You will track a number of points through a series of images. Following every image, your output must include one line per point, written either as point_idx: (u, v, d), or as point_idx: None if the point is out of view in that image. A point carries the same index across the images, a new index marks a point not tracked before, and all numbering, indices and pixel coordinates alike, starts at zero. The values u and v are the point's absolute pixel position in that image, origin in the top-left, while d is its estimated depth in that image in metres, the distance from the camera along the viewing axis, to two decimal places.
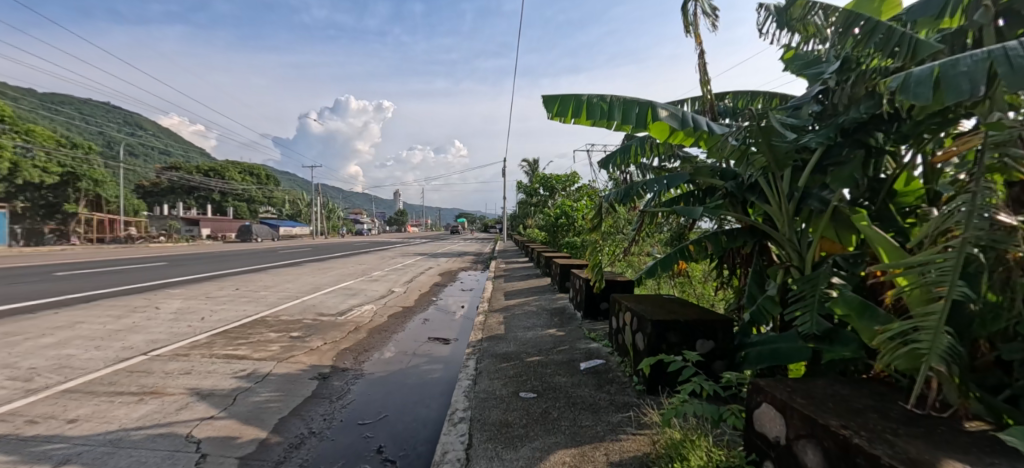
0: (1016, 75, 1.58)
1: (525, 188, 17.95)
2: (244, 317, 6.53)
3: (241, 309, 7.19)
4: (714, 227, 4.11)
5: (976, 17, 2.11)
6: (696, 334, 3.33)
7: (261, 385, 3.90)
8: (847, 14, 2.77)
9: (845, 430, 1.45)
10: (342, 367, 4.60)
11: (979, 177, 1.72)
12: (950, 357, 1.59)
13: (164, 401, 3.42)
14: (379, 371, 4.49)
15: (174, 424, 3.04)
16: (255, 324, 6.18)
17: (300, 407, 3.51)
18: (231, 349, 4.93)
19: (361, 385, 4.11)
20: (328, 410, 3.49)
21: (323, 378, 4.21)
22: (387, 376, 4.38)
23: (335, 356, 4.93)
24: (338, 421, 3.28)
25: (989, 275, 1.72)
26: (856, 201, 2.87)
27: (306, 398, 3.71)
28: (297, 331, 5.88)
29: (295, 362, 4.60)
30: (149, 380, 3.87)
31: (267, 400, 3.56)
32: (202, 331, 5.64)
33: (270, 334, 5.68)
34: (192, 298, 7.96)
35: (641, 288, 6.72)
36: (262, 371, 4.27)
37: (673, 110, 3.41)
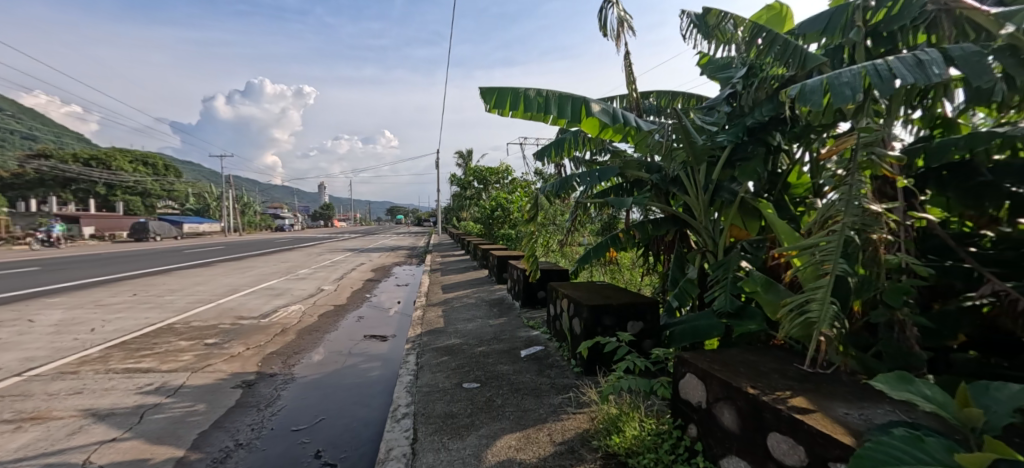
0: (885, 90, 1.88)
1: (460, 181, 17.89)
2: (146, 326, 5.96)
3: (141, 317, 6.54)
4: (641, 217, 4.44)
5: (852, 35, 2.48)
6: (628, 315, 3.61)
7: (173, 399, 3.64)
8: (753, 27, 3.10)
9: (754, 390, 1.69)
10: (269, 372, 4.39)
11: (854, 171, 2.05)
12: (832, 323, 1.90)
13: (50, 426, 3.10)
14: (312, 374, 4.36)
15: (67, 452, 2.77)
16: (161, 333, 5.67)
17: (224, 418, 3.34)
18: (132, 362, 4.52)
19: (292, 389, 3.96)
20: (256, 419, 3.35)
21: (248, 385, 4.01)
22: (322, 378, 4.26)
23: (261, 361, 4.69)
24: (270, 429, 3.17)
25: (862, 253, 2.06)
26: (759, 193, 3.26)
27: (230, 408, 3.52)
28: (213, 338, 5.49)
29: (212, 372, 4.33)
30: (29, 404, 3.46)
31: (184, 415, 3.35)
32: (94, 345, 5.09)
33: (181, 342, 5.26)
34: (77, 308, 7.09)
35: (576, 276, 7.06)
36: (172, 384, 3.97)
37: (605, 106, 3.63)
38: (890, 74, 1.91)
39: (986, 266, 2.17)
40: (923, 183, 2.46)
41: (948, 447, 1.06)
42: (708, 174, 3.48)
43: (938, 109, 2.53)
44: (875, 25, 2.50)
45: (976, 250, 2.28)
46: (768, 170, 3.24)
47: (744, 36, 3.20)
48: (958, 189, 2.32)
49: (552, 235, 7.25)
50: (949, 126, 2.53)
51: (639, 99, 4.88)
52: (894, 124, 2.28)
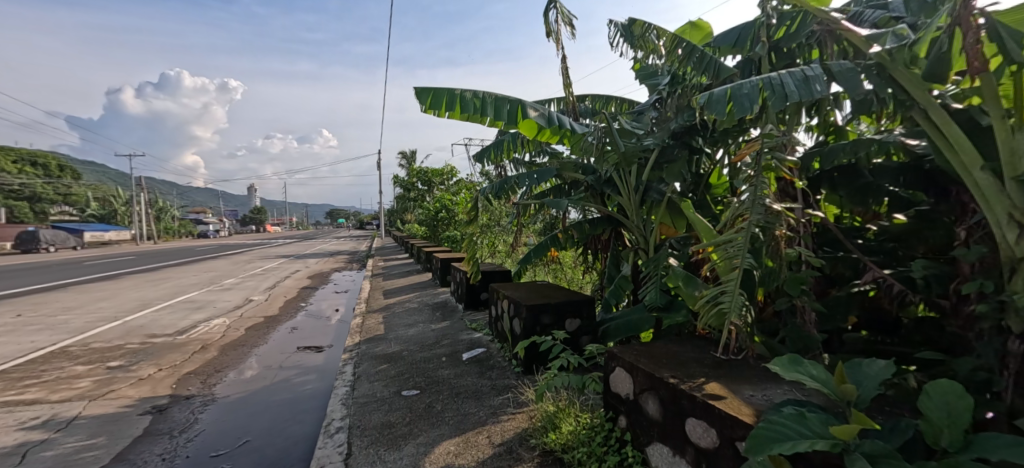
0: (778, 102, 2.06)
1: (403, 182, 17.47)
2: (33, 352, 5.28)
3: (27, 341, 5.79)
4: (579, 217, 4.57)
5: (758, 50, 2.73)
6: (566, 313, 3.71)
7: (66, 433, 3.26)
8: (673, 39, 3.31)
9: (674, 380, 1.80)
10: (185, 394, 4.05)
11: (759, 173, 2.24)
12: (742, 312, 2.07)
13: None
14: (235, 393, 4.07)
15: None
16: (52, 358, 5.05)
17: (128, 449, 3.04)
18: (14, 394, 3.99)
19: (212, 411, 3.68)
20: (168, 446, 3.07)
21: (159, 411, 3.67)
22: (247, 396, 3.99)
23: (175, 383, 4.32)
24: (184, 458, 2.92)
25: (767, 248, 2.25)
26: (685, 193, 3.48)
27: (136, 438, 3.21)
28: (117, 361, 4.97)
29: (116, 398, 3.92)
30: None
31: (79, 450, 3.00)
32: None
33: (77, 368, 4.71)
34: None
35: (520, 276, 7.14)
36: (64, 416, 3.55)
37: (541, 110, 3.70)
38: (782, 87, 2.10)
39: (869, 256, 2.46)
40: (819, 183, 2.75)
41: (825, 421, 1.18)
42: (638, 176, 3.65)
43: (831, 118, 2.84)
44: (777, 41, 2.76)
45: (862, 243, 2.58)
46: (692, 171, 3.47)
47: (667, 46, 3.41)
48: (848, 188, 2.61)
49: (495, 236, 7.29)
50: (839, 132, 2.88)
51: (576, 102, 5.02)
52: (793, 130, 2.52)
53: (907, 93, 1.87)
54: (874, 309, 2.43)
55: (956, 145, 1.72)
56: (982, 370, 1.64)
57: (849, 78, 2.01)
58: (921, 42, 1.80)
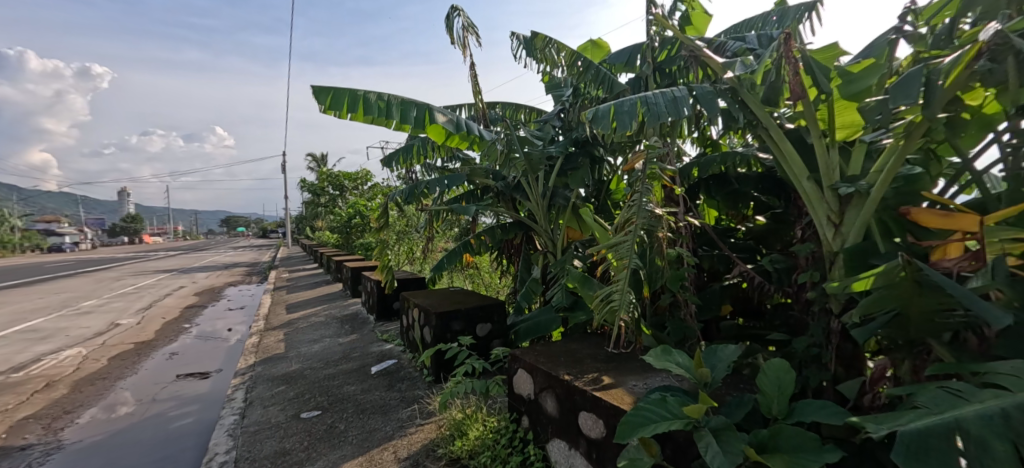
0: (654, 119, 2.29)
1: (310, 186, 16.37)
2: None
3: None
4: (492, 222, 4.63)
5: (645, 69, 3.01)
6: (476, 319, 3.74)
7: None
8: (572, 53, 3.51)
9: (569, 377, 1.90)
10: (22, 444, 3.41)
11: (643, 181, 2.44)
12: (629, 308, 2.24)
13: None
14: (91, 437, 3.51)
15: None
16: None
17: None
18: None
19: (58, 461, 3.14)
20: None
21: None
22: (107, 439, 3.47)
23: (8, 432, 3.62)
24: None
25: (651, 249, 2.46)
26: (588, 198, 3.71)
27: None
28: None
29: None
30: None
31: None
32: None
33: None
34: None
35: (436, 283, 7.03)
36: None
37: (449, 116, 3.65)
38: (656, 105, 2.33)
39: (737, 253, 2.81)
40: (697, 190, 3.08)
41: (681, 402, 1.34)
42: (545, 183, 3.80)
43: (708, 133, 3.22)
44: (660, 63, 3.06)
45: (732, 241, 2.92)
46: (593, 178, 3.70)
47: (567, 60, 3.59)
48: (721, 193, 2.96)
49: (411, 242, 7.10)
50: (714, 145, 3.26)
51: (486, 109, 5.08)
52: (673, 142, 2.80)
53: (756, 114, 2.17)
54: (742, 299, 2.77)
55: (789, 159, 2.05)
56: (814, 346, 1.95)
57: (708, 100, 2.29)
58: (760, 71, 2.12)
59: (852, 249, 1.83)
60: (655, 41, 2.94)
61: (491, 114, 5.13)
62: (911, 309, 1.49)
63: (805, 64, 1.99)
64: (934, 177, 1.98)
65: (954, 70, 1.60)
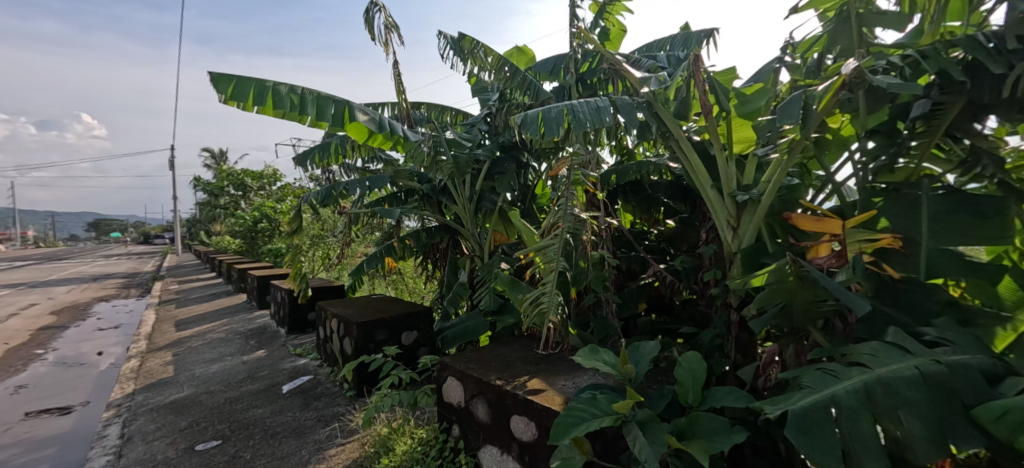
0: (578, 126, 2.40)
1: (206, 186, 14.74)
2: None
3: None
4: (416, 226, 4.52)
5: (569, 78, 3.13)
6: (400, 327, 3.63)
7: None
8: (499, 58, 3.55)
9: (500, 382, 1.93)
10: None
11: (569, 186, 2.54)
12: (557, 310, 2.32)
13: None
14: None
15: None
16: None
17: None
18: None
19: None
20: None
21: None
22: None
23: None
24: None
25: (575, 252, 2.57)
26: (514, 202, 3.79)
27: None
28: None
29: None
30: None
31: None
32: None
33: None
34: None
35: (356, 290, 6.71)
36: None
37: (370, 113, 3.50)
38: (581, 113, 2.44)
39: (651, 254, 3.03)
40: (616, 195, 3.27)
41: (609, 400, 1.42)
42: (472, 186, 3.80)
43: (625, 142, 3.44)
44: (582, 73, 3.21)
45: (647, 244, 3.15)
46: (519, 182, 3.78)
47: (493, 65, 3.63)
48: (637, 198, 3.18)
49: (327, 247, 6.70)
50: (630, 154, 3.49)
51: (410, 109, 4.95)
52: (595, 150, 2.95)
53: (667, 126, 2.37)
54: (656, 297, 3.00)
55: (696, 168, 2.27)
56: (718, 337, 2.17)
57: (628, 111, 2.45)
58: (673, 87, 2.33)
59: (748, 250, 2.07)
60: (578, 53, 3.08)
61: (415, 114, 5.01)
62: (796, 303, 1.72)
63: (710, 84, 2.24)
64: (808, 187, 2.31)
65: (826, 96, 1.88)
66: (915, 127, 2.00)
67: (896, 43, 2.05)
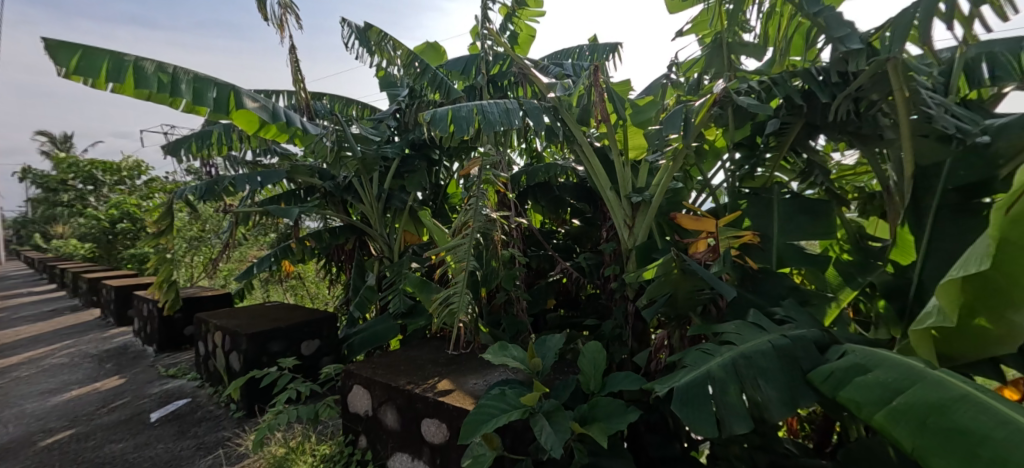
0: (486, 126, 2.44)
1: (42, 179, 12.28)
2: None
3: None
4: (318, 226, 4.24)
5: (480, 79, 3.17)
6: (299, 337, 3.38)
7: None
8: (409, 53, 3.47)
9: (410, 386, 1.90)
10: None
11: (480, 186, 2.56)
12: (468, 309, 2.34)
13: None
14: None
15: None
16: None
17: None
18: None
19: None
20: None
21: None
22: None
23: None
24: None
25: (486, 250, 2.61)
26: (425, 202, 3.75)
27: None
28: None
29: None
30: None
31: None
32: None
33: None
34: None
35: (247, 298, 6.10)
36: None
37: (259, 100, 3.19)
38: (490, 114, 2.49)
39: (559, 252, 3.19)
40: (526, 196, 3.39)
41: (518, 394, 1.48)
42: (380, 184, 3.67)
43: (535, 144, 3.58)
44: (494, 75, 3.26)
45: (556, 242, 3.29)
46: (430, 181, 3.75)
47: (403, 59, 3.54)
48: (546, 199, 3.33)
49: (210, 250, 5.99)
50: (539, 157, 3.65)
51: (310, 100, 4.62)
52: (506, 151, 3.02)
53: (572, 133, 2.53)
54: (563, 293, 3.17)
55: (596, 172, 2.46)
56: (617, 327, 2.37)
57: (535, 114, 2.55)
58: (576, 94, 2.47)
59: (641, 246, 2.28)
60: (488, 54, 3.13)
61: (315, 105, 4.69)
62: (679, 292, 1.94)
63: (608, 93, 2.41)
64: (692, 190, 2.62)
65: (701, 111, 2.16)
66: (769, 141, 2.37)
67: (755, 70, 2.41)
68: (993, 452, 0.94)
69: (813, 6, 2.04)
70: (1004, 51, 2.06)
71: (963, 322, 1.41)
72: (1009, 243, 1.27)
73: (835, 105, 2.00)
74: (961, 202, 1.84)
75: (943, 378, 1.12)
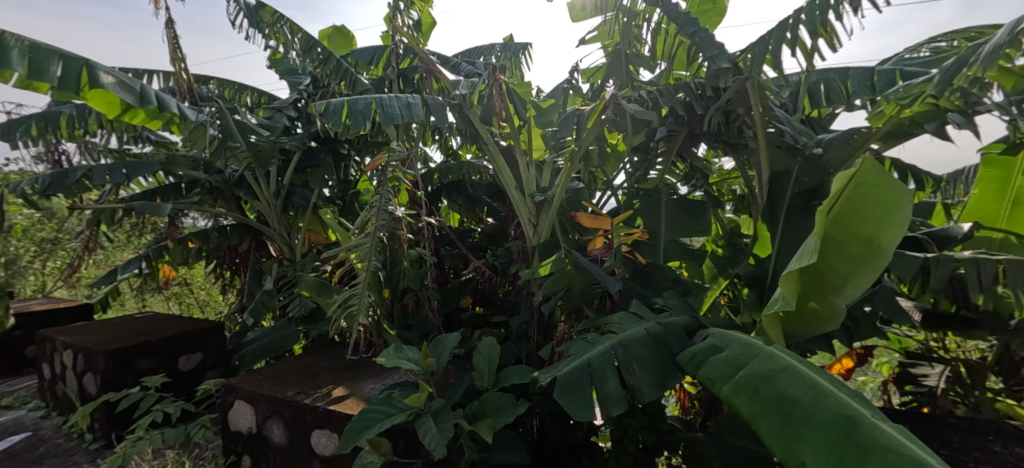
0: (385, 119, 2.35)
1: None
2: None
3: None
4: (205, 225, 3.80)
5: (389, 73, 3.06)
6: (176, 351, 3.00)
7: None
8: (309, 39, 3.23)
9: (298, 397, 1.78)
10: None
11: (384, 182, 2.46)
12: (368, 311, 2.24)
13: None
14: None
15: None
16: None
17: None
18: None
19: None
20: None
21: None
22: None
23: None
24: None
25: (390, 249, 2.53)
26: (331, 200, 3.53)
27: None
28: None
29: None
30: None
31: None
32: None
33: None
34: None
35: (116, 309, 5.28)
36: None
37: (120, 76, 2.69)
38: (389, 107, 2.40)
39: (472, 251, 3.18)
40: (440, 195, 3.33)
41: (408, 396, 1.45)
42: (278, 180, 3.39)
43: (450, 141, 3.53)
44: (404, 69, 3.15)
45: (471, 240, 3.28)
46: (337, 177, 3.55)
47: (302, 45, 3.28)
48: (459, 196, 3.31)
49: (66, 253, 5.10)
50: (455, 154, 3.62)
51: (193, 83, 4.11)
52: (416, 147, 2.93)
53: (479, 131, 2.54)
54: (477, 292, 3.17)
55: (501, 171, 2.52)
56: (524, 323, 2.42)
57: (439, 111, 2.51)
58: (477, 93, 2.44)
59: (544, 243, 2.35)
60: (397, 47, 3.01)
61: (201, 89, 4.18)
62: (575, 286, 2.04)
63: (508, 93, 2.43)
64: (596, 190, 2.78)
65: (592, 117, 2.29)
66: (660, 146, 2.58)
67: (649, 81, 2.62)
68: (802, 413, 1.12)
69: (689, 27, 2.18)
70: (837, 78, 2.44)
71: (800, 305, 1.64)
72: (828, 236, 1.51)
73: (709, 115, 2.23)
74: (804, 203, 2.15)
75: (773, 354, 1.31)
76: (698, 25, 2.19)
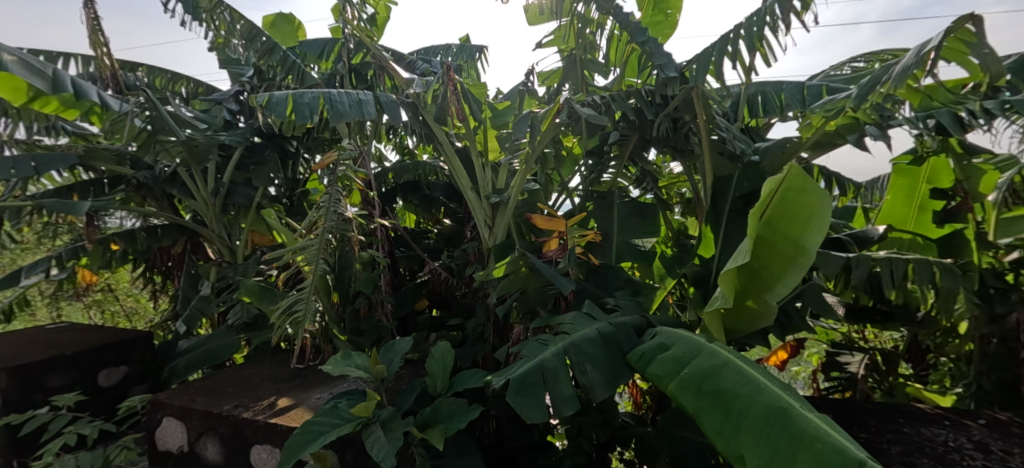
0: (333, 115, 2.25)
1: None
2: None
3: None
4: (132, 225, 3.49)
5: (340, 67, 2.93)
6: (96, 365, 2.73)
7: None
8: (252, 29, 3.04)
9: (236, 411, 1.67)
10: None
11: (334, 181, 2.36)
12: (315, 317, 2.13)
13: None
14: None
15: None
16: None
17: None
18: None
19: None
20: None
21: None
22: None
23: None
24: None
25: (338, 252, 2.43)
26: (277, 199, 3.35)
27: None
28: None
29: None
30: None
31: None
32: None
33: None
34: None
35: (26, 318, 4.75)
36: None
37: (28, 59, 2.40)
38: (339, 103, 2.30)
39: (426, 252, 3.13)
40: (393, 194, 3.24)
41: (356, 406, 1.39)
42: (216, 177, 3.16)
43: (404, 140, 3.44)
44: (356, 64, 3.04)
45: (426, 242, 3.22)
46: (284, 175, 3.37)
47: (244, 34, 3.09)
48: (414, 196, 3.24)
49: None
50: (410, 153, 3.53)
51: (119, 70, 3.76)
52: (369, 145, 2.83)
53: (434, 129, 2.49)
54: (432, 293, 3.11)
55: (456, 172, 2.48)
56: (479, 325, 2.40)
57: (392, 109, 2.44)
58: (431, 92, 2.40)
59: (499, 245, 2.34)
60: (348, 41, 2.89)
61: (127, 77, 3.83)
62: (529, 288, 2.05)
63: (463, 93, 2.40)
64: (552, 192, 2.81)
65: (546, 120, 2.31)
66: (613, 150, 2.64)
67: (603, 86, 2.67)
68: (740, 407, 1.18)
69: (639, 36, 2.24)
70: (772, 91, 2.58)
71: (739, 302, 1.74)
72: (761, 239, 1.60)
73: (658, 121, 2.31)
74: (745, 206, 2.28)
75: (714, 350, 1.37)
76: (648, 35, 2.26)
